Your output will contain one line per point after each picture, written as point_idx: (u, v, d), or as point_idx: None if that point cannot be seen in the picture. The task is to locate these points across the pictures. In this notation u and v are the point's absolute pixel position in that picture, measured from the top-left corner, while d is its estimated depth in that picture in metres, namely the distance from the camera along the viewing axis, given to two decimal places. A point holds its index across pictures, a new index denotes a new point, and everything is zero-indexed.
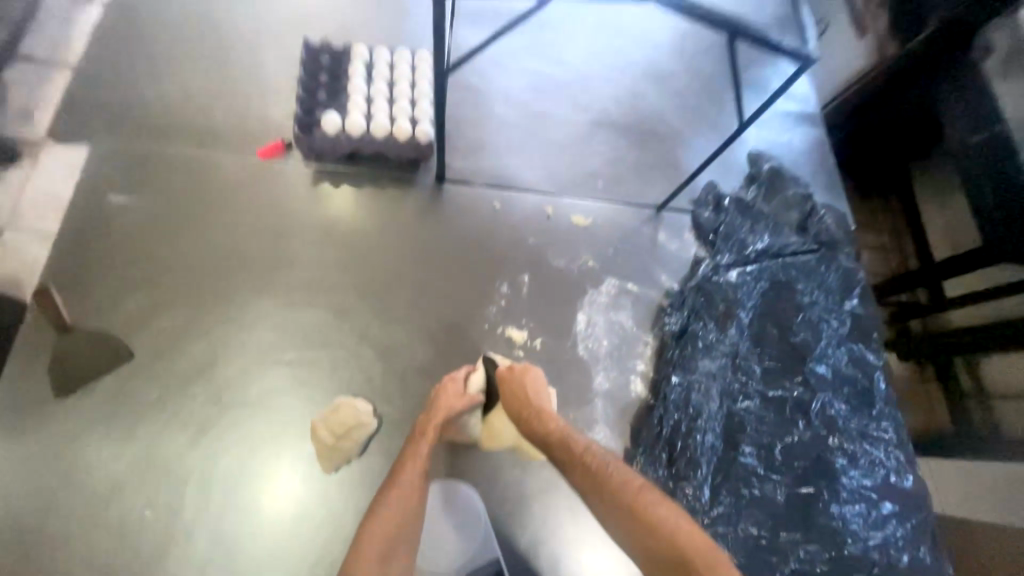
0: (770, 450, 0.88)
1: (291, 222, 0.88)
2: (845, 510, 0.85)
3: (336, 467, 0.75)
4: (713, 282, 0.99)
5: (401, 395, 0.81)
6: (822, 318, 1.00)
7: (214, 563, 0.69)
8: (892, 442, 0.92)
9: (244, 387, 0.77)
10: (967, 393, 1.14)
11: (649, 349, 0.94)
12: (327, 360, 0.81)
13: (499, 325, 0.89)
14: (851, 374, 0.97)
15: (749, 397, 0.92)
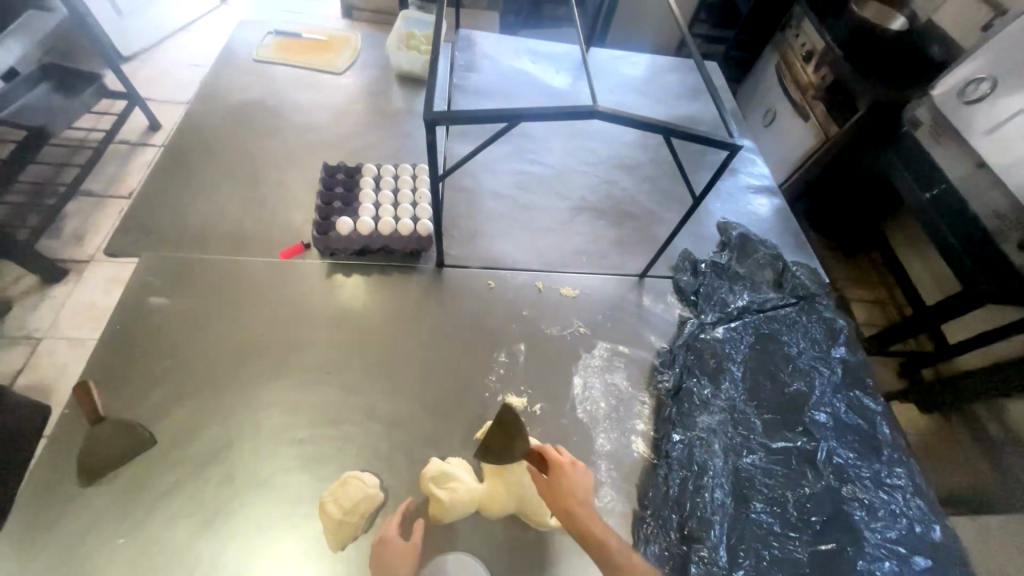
0: (785, 506, 0.86)
1: (307, 311, 0.98)
2: (874, 568, 0.81)
3: (343, 545, 0.75)
4: (701, 339, 1.05)
5: (406, 466, 0.84)
6: (812, 366, 1.04)
7: None
8: (909, 489, 0.90)
9: (258, 468, 0.81)
10: None
11: (646, 408, 0.97)
12: (337, 437, 0.85)
13: (499, 393, 0.93)
14: (853, 420, 0.98)
15: (753, 450, 0.92)
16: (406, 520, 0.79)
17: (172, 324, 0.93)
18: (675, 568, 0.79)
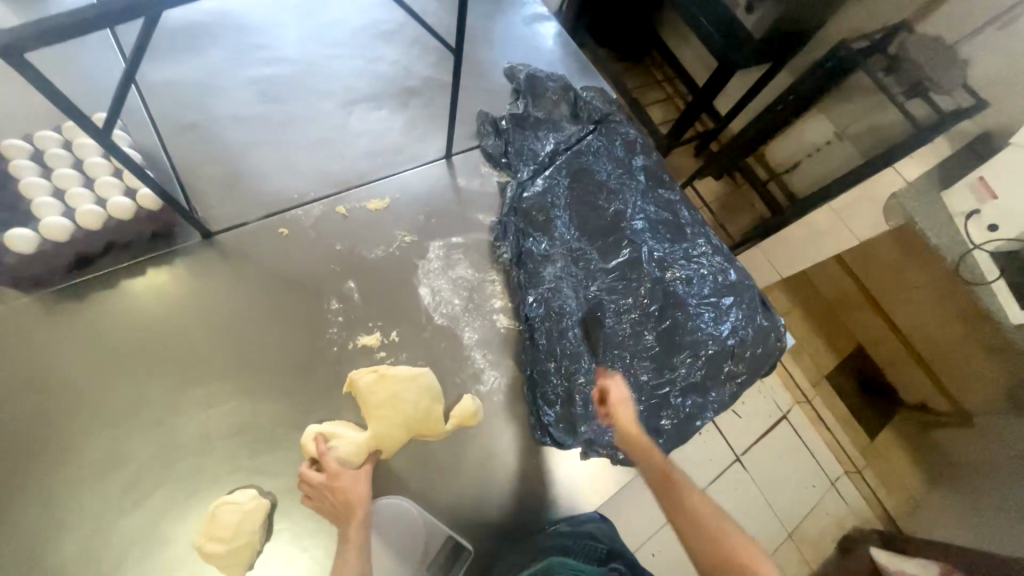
0: (630, 310, 0.99)
1: (52, 367, 0.74)
2: (700, 323, 1.01)
3: (251, 564, 0.70)
4: (525, 198, 1.04)
5: (281, 459, 0.76)
6: (622, 183, 1.12)
7: None
8: (710, 251, 1.10)
9: (99, 558, 0.67)
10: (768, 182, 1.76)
11: (498, 284, 0.98)
12: (180, 475, 0.72)
13: (349, 341, 0.85)
14: (661, 216, 1.11)
15: (596, 278, 1.01)
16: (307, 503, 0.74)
17: None
18: (566, 404, 0.88)
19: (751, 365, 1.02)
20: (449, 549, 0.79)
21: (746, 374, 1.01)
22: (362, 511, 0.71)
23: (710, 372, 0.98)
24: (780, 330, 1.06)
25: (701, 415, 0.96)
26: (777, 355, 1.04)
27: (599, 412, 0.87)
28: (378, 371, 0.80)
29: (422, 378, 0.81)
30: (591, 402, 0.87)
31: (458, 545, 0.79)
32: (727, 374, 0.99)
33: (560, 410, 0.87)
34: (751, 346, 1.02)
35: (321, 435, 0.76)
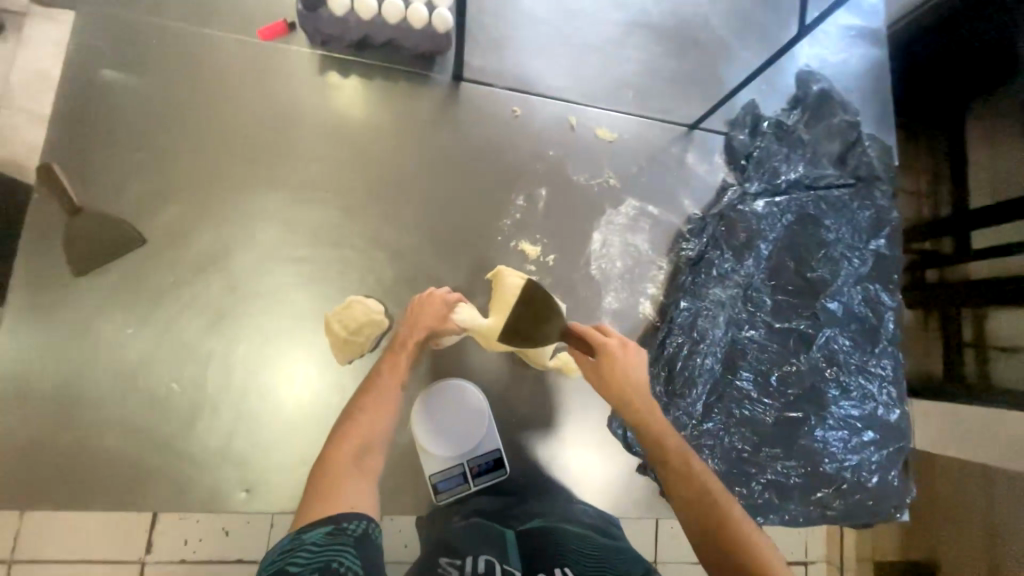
0: (767, 378, 0.91)
1: (298, 116, 0.84)
2: (827, 435, 0.90)
3: (349, 360, 0.78)
4: (738, 210, 0.95)
5: (411, 298, 0.82)
6: (845, 255, 0.97)
7: (239, 436, 0.74)
8: (888, 378, 0.95)
9: (257, 280, 0.78)
10: (966, 344, 1.02)
11: (662, 273, 0.93)
12: (337, 259, 0.81)
13: (512, 238, 0.87)
14: (862, 312, 0.96)
15: (755, 327, 0.92)
16: None
17: (143, 109, 0.80)
18: None
19: (849, 509, 0.90)
20: (490, 460, 0.80)
21: (838, 512, 0.90)
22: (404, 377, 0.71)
23: (804, 485, 0.89)
24: (903, 498, 0.92)
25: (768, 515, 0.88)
26: (881, 520, 0.92)
27: None
28: (526, 280, 0.82)
29: (554, 308, 0.82)
30: (676, 427, 0.86)
31: (498, 462, 0.80)
32: (820, 499, 0.89)
33: None
34: (863, 492, 0.90)
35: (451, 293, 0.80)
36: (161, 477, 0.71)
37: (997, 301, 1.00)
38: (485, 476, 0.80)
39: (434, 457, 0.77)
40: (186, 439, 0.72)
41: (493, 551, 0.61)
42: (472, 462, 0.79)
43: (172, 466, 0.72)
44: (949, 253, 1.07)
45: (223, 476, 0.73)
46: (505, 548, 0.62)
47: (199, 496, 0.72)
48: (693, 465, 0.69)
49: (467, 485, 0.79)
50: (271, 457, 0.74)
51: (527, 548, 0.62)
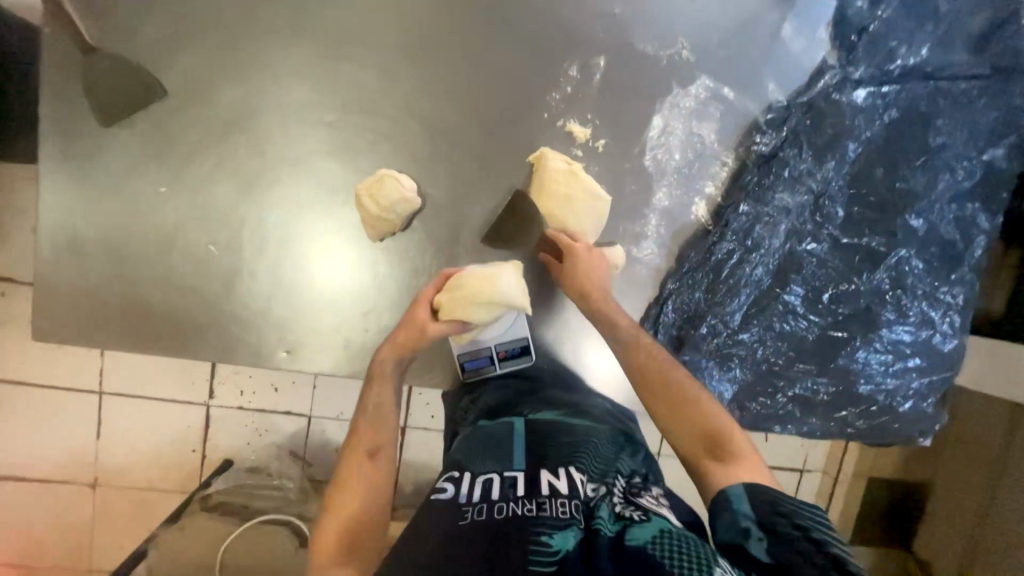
0: (818, 293, 0.85)
1: None
2: (869, 358, 0.86)
3: (381, 238, 0.76)
4: (831, 101, 0.80)
5: (446, 177, 0.77)
6: (950, 166, 0.82)
7: (278, 302, 0.76)
8: (954, 307, 0.87)
9: (286, 145, 0.74)
10: None
11: (725, 170, 0.82)
12: (369, 128, 0.75)
13: (561, 117, 0.77)
14: (950, 235, 0.84)
15: (818, 240, 0.84)
16: (443, 226, 0.78)
17: None
18: (688, 320, 0.84)
19: (873, 429, 0.89)
20: (517, 347, 0.82)
21: (859, 432, 0.90)
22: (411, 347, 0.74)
23: (829, 403, 0.88)
24: (931, 426, 0.91)
25: (788, 426, 0.88)
26: (901, 442, 0.91)
27: (709, 348, 0.84)
28: (571, 167, 0.75)
29: (597, 203, 0.76)
30: (710, 335, 0.83)
31: (525, 349, 0.82)
32: (843, 417, 0.89)
33: (680, 322, 0.83)
34: (890, 416, 0.89)
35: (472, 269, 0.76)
36: (210, 333, 0.76)
37: None
38: (511, 360, 0.82)
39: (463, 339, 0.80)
40: (230, 300, 0.75)
41: (499, 456, 0.72)
42: (500, 347, 0.81)
43: (218, 322, 0.76)
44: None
45: (266, 336, 0.77)
46: (514, 445, 0.74)
47: (246, 351, 0.77)
48: (666, 375, 0.73)
49: (492, 367, 0.82)
50: (309, 324, 0.77)
51: (534, 441, 0.74)
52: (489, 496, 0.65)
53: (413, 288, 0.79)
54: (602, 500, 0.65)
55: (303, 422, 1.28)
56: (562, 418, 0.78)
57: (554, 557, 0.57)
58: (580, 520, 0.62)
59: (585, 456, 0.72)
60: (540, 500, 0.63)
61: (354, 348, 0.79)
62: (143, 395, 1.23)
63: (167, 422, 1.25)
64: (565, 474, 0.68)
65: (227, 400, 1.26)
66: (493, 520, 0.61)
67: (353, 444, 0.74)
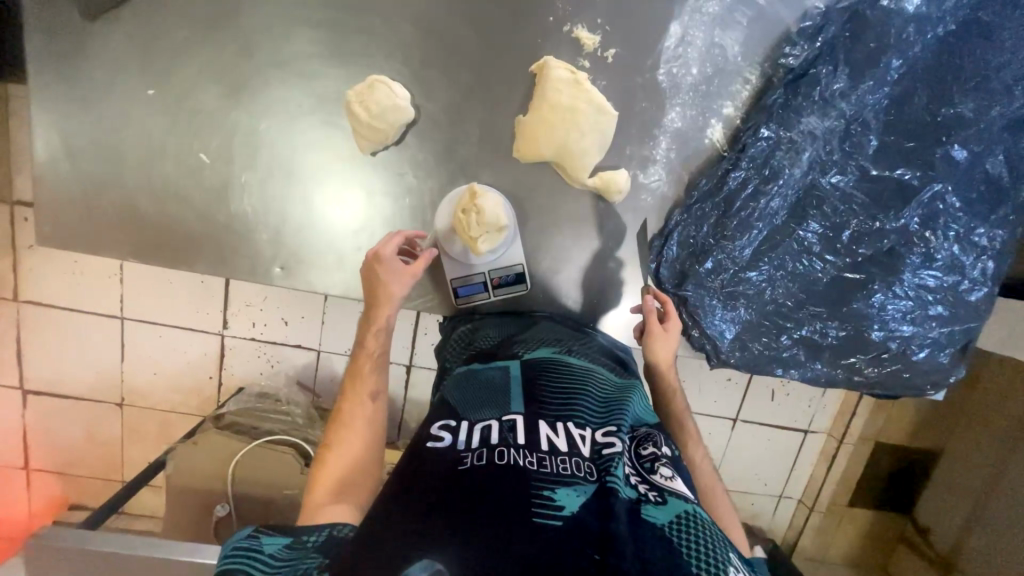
0: (838, 229, 0.79)
1: None
2: (888, 303, 0.81)
3: (374, 150, 0.73)
4: (878, 8, 0.70)
5: (442, 88, 0.72)
6: (1007, 89, 0.73)
7: (270, 216, 0.75)
8: (990, 252, 0.80)
9: (275, 46, 0.70)
10: None
11: (747, 89, 0.75)
12: (360, 30, 0.70)
13: (567, 21, 0.71)
14: (997, 170, 0.76)
15: (845, 172, 0.77)
16: (438, 142, 0.74)
17: None
18: (694, 254, 0.79)
19: (883, 379, 0.85)
20: (512, 275, 0.79)
21: (868, 380, 0.86)
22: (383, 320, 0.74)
23: (838, 349, 0.84)
24: (946, 378, 0.86)
25: (792, 370, 0.85)
26: (912, 394, 0.87)
27: (714, 285, 0.80)
28: (574, 76, 0.71)
29: (601, 119, 0.72)
30: (715, 271, 0.80)
31: (520, 277, 0.80)
32: (852, 364, 0.85)
33: (685, 256, 0.79)
34: (903, 365, 0.84)
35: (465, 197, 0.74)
36: (204, 245, 0.76)
37: None
38: (506, 288, 0.80)
39: (456, 261, 0.78)
40: (222, 212, 0.75)
41: (492, 399, 0.65)
42: (494, 274, 0.79)
43: (212, 234, 0.75)
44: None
45: (260, 251, 0.76)
46: (511, 386, 0.66)
47: (240, 266, 0.77)
48: (683, 411, 0.83)
49: (486, 294, 0.80)
50: (302, 241, 0.76)
51: (530, 383, 0.66)
52: (488, 443, 0.58)
53: (407, 207, 0.76)
54: (617, 458, 0.57)
55: (313, 355, 1.28)
56: (557, 358, 0.71)
57: (559, 514, 0.50)
58: (591, 478, 0.55)
59: (584, 406, 0.65)
60: (543, 455, 0.56)
61: (346, 268, 0.78)
62: (161, 321, 1.23)
63: (185, 349, 1.26)
64: (565, 427, 0.61)
65: (239, 330, 1.25)
66: (495, 469, 0.54)
67: (354, 386, 0.74)
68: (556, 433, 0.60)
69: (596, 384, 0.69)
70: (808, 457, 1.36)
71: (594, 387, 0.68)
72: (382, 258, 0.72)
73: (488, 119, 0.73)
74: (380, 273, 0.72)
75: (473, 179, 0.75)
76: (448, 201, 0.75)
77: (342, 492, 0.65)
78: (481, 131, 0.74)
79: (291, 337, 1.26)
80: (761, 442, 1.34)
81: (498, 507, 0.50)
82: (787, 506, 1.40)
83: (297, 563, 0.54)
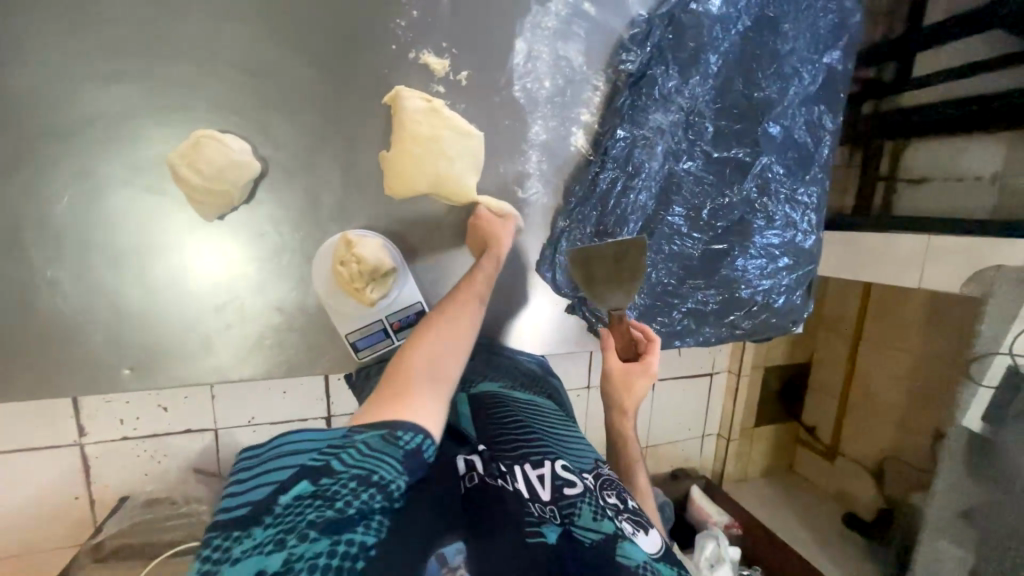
0: (697, 208, 0.88)
1: None
2: (748, 263, 0.93)
3: (220, 215, 0.64)
4: (690, 11, 0.78)
5: (286, 134, 0.65)
6: (797, 71, 0.86)
7: (101, 312, 0.62)
8: (811, 205, 0.95)
9: (55, 113, 0.57)
10: (880, 177, 1.01)
11: (597, 95, 0.80)
12: (167, 80, 0.60)
13: (411, 48, 0.67)
14: (802, 138, 0.91)
15: (693, 158, 0.85)
16: (297, 193, 0.67)
17: None
18: None
19: (757, 327, 0.98)
20: (412, 314, 0.75)
21: (745, 331, 0.98)
22: (483, 285, 0.72)
23: (719, 311, 0.95)
24: (801, 314, 1.02)
25: (686, 339, 0.95)
26: (779, 333, 1.02)
27: None
28: (431, 104, 0.68)
29: (467, 144, 0.71)
30: None
31: (421, 315, 0.75)
32: (732, 321, 0.96)
33: None
34: (768, 312, 0.98)
35: (343, 245, 0.68)
36: (15, 364, 0.60)
37: (919, 134, 0.95)
38: (408, 330, 0.75)
39: (349, 314, 0.72)
40: (30, 321, 0.60)
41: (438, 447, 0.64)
42: (392, 318, 0.74)
43: (21, 350, 0.60)
44: (886, 85, 0.99)
45: (97, 356, 0.63)
46: (461, 420, 0.68)
47: (73, 379, 0.62)
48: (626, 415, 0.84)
49: (389, 340, 0.75)
50: (152, 331, 0.64)
51: (482, 424, 0.66)
52: (477, 473, 0.58)
53: (277, 268, 0.68)
54: (580, 500, 0.55)
55: (209, 436, 1.10)
56: (504, 391, 0.73)
57: (542, 541, 0.50)
58: (557, 520, 0.53)
59: (538, 441, 0.63)
60: (522, 496, 0.55)
61: (219, 350, 0.68)
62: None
63: (27, 479, 1.01)
64: (528, 468, 0.59)
65: (101, 435, 1.04)
66: (471, 522, 0.52)
67: (438, 314, 0.67)
68: (522, 474, 0.58)
69: (542, 419, 0.69)
70: (716, 397, 1.53)
71: (541, 422, 0.69)
72: (353, 241, 0.68)
73: (348, 159, 0.68)
74: (492, 226, 0.74)
75: (347, 227, 0.69)
76: (323, 251, 0.69)
77: (412, 390, 0.56)
78: (343, 174, 0.68)
79: (173, 422, 1.07)
80: (678, 397, 1.47)
81: (497, 542, 0.49)
82: (709, 444, 1.58)
83: (376, 470, 0.47)
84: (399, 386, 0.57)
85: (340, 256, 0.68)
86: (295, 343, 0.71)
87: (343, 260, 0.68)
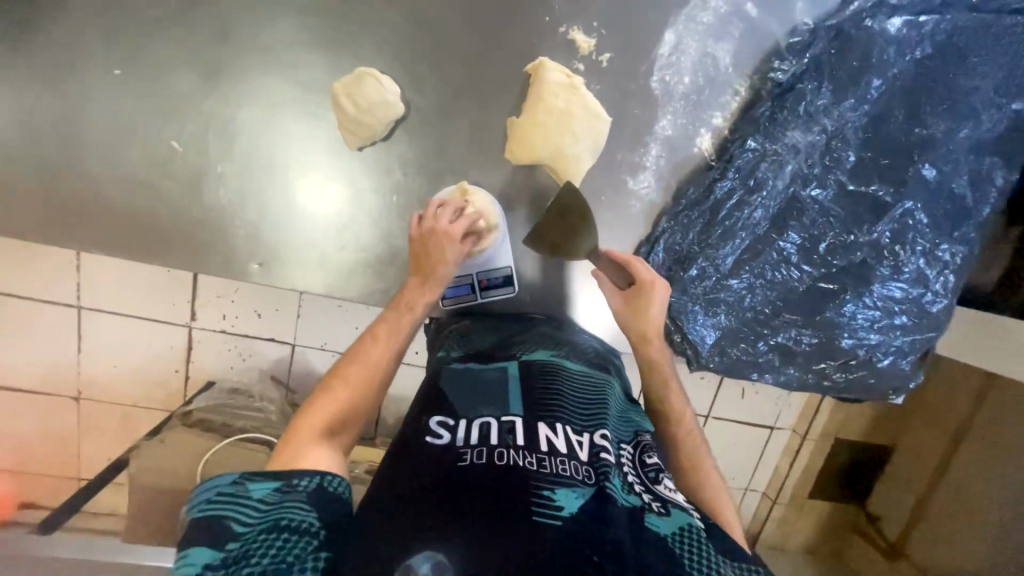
0: (815, 239, 0.81)
1: None
2: (858, 311, 0.85)
3: (360, 146, 0.71)
4: (863, 28, 0.73)
5: (432, 84, 0.70)
6: (975, 113, 0.77)
7: (248, 210, 0.72)
8: (951, 266, 0.84)
9: (257, 32, 0.66)
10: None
11: (737, 100, 0.76)
12: (348, 20, 0.67)
13: (563, 23, 0.70)
14: (961, 190, 0.81)
15: (824, 186, 0.79)
16: (428, 140, 0.72)
17: None
18: (678, 260, 0.81)
19: (850, 384, 0.89)
20: (500, 276, 0.79)
21: (835, 385, 0.89)
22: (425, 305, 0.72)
23: (811, 355, 0.87)
24: (906, 383, 0.91)
25: (765, 374, 0.88)
26: (874, 398, 0.92)
27: (696, 292, 0.82)
28: (569, 80, 0.70)
29: (593, 125, 0.72)
30: (700, 278, 0.82)
31: (508, 279, 0.79)
32: (821, 369, 0.88)
33: (669, 261, 0.81)
34: (867, 371, 0.89)
35: (455, 196, 0.73)
36: (175, 237, 0.71)
37: None
38: (492, 291, 0.79)
39: None
40: (196, 204, 0.71)
41: (488, 399, 0.65)
42: (481, 275, 0.78)
43: (183, 227, 0.71)
44: None
45: (235, 246, 0.73)
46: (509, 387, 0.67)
47: (215, 261, 0.73)
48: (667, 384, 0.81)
49: (473, 296, 0.79)
50: (281, 236, 0.73)
51: (527, 386, 0.67)
52: (486, 441, 0.58)
53: (394, 205, 0.74)
54: (613, 468, 0.57)
55: (288, 349, 1.24)
56: (556, 361, 0.72)
57: (559, 515, 0.50)
58: (589, 481, 0.54)
59: (578, 411, 0.65)
60: (543, 455, 0.56)
61: (329, 267, 0.75)
62: (124, 312, 1.16)
63: (148, 341, 1.19)
64: (561, 428, 0.61)
65: (210, 322, 1.20)
66: (492, 473, 0.53)
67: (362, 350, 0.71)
68: (555, 434, 0.60)
69: (590, 389, 0.70)
70: (774, 452, 1.38)
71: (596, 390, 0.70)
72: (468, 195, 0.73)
73: (480, 118, 0.72)
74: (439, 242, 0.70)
75: (464, 179, 0.74)
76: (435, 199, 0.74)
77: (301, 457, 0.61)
78: (471, 131, 0.72)
79: (263, 328, 1.21)
80: (734, 439, 1.36)
81: (505, 504, 0.50)
82: (753, 501, 1.42)
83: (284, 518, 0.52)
84: (296, 447, 0.62)
85: (449, 210, 0.72)
86: (391, 278, 0.77)
87: (456, 207, 0.72)
